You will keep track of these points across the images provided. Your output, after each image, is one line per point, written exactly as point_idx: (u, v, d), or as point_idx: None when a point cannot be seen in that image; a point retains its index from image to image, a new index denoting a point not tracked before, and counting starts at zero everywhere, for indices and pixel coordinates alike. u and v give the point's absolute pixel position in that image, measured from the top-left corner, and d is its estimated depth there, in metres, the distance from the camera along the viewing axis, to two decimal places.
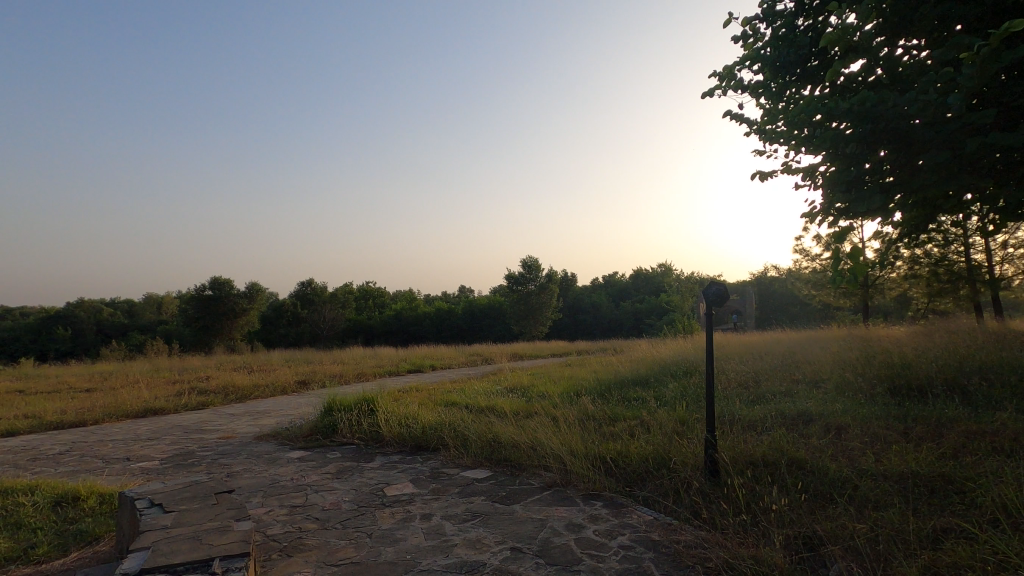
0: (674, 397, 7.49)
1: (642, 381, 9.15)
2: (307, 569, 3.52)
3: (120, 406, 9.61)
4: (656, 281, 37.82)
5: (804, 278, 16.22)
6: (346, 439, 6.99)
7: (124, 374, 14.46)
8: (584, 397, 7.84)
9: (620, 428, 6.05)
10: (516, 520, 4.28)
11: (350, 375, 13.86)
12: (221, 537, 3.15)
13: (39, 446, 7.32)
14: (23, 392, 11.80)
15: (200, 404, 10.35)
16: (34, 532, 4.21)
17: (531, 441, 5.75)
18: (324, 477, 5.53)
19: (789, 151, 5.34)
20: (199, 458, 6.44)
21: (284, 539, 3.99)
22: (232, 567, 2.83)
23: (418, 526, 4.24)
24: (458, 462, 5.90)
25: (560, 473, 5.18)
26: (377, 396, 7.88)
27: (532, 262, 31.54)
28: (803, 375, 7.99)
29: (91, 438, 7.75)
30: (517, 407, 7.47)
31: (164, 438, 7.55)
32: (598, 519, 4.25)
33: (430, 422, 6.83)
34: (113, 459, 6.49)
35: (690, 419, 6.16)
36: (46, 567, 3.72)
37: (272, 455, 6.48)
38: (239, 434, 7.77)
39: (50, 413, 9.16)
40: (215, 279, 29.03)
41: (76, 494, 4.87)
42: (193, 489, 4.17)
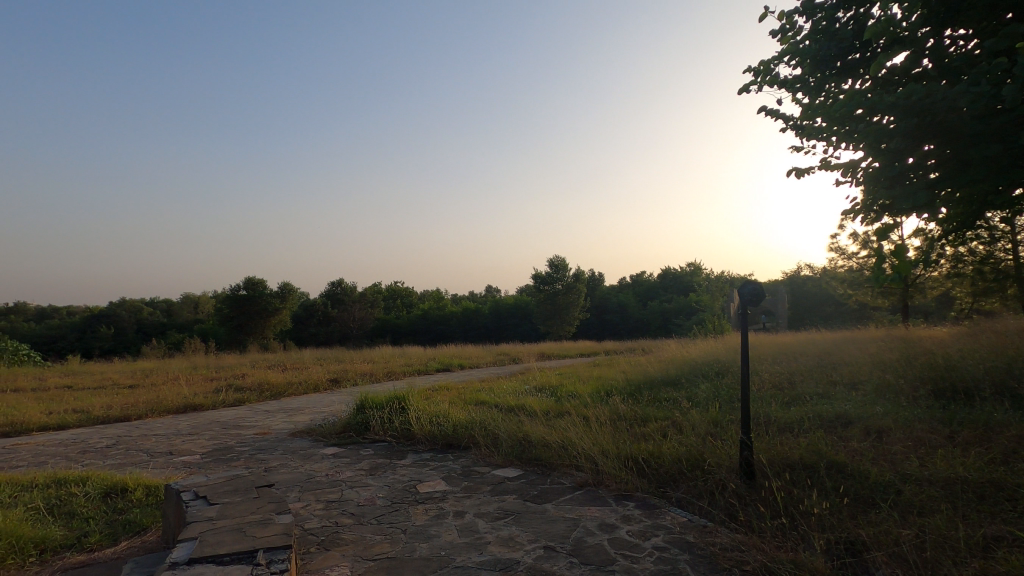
0: (706, 398, 7.38)
1: (672, 381, 9.05)
2: (345, 563, 3.60)
3: (161, 401, 9.95)
4: (684, 280, 37.31)
5: (840, 277, 15.77)
6: (378, 436, 7.10)
7: (164, 371, 15.02)
8: (615, 398, 7.78)
9: (652, 429, 5.99)
10: (548, 519, 4.28)
11: (380, 373, 14.05)
12: (263, 529, 3.24)
13: (88, 439, 7.64)
14: (72, 387, 12.34)
15: (237, 400, 10.66)
16: (86, 521, 4.40)
17: (561, 441, 5.75)
18: (358, 474, 5.63)
19: (828, 146, 5.20)
20: (237, 452, 6.63)
21: (322, 534, 4.08)
22: (275, 559, 2.90)
23: (452, 523, 4.28)
24: (489, 460, 5.94)
25: (592, 473, 5.17)
26: (407, 394, 7.96)
27: (558, 260, 31.55)
28: (840, 377, 7.78)
29: (136, 432, 8.06)
30: (547, 407, 7.46)
31: (204, 434, 7.80)
32: (631, 519, 4.22)
33: (461, 420, 6.88)
34: (157, 453, 6.73)
35: (723, 420, 6.07)
36: (98, 556, 3.88)
37: (307, 451, 6.63)
38: (275, 430, 7.97)
39: (97, 408, 9.55)
40: (249, 279, 29.80)
41: (124, 486, 5.06)
42: (234, 482, 4.30)
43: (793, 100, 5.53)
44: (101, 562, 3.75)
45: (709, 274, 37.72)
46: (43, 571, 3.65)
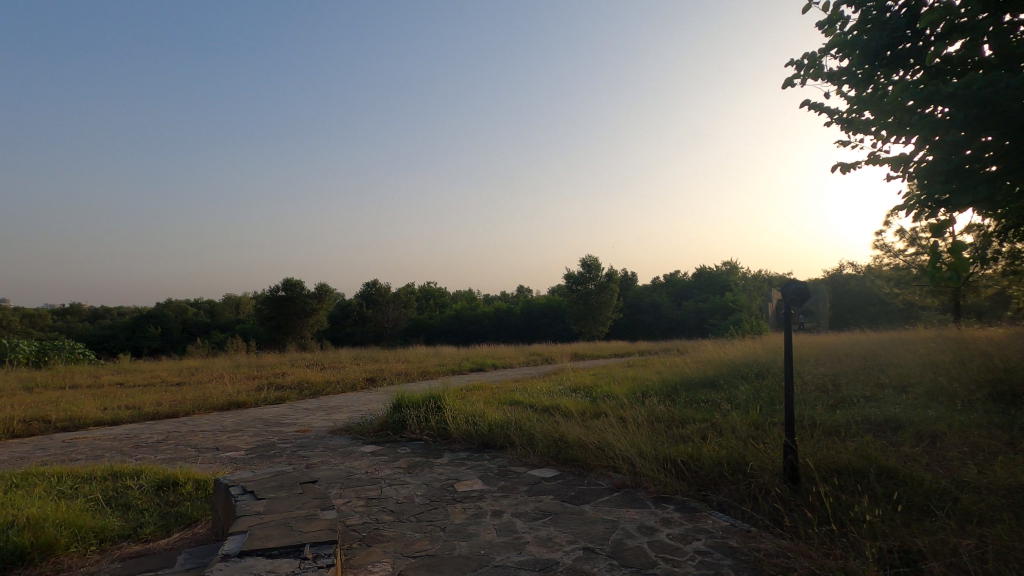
0: (746, 400, 7.21)
1: (710, 383, 8.87)
2: (386, 559, 3.66)
3: (207, 399, 10.30)
4: (720, 280, 36.54)
5: (886, 275, 15.18)
6: (415, 435, 7.18)
7: (209, 369, 15.53)
8: (651, 399, 7.68)
9: (691, 431, 5.89)
10: (586, 520, 4.25)
11: (415, 372, 14.22)
12: (309, 524, 3.33)
13: (139, 435, 7.97)
14: (124, 385, 12.85)
15: (278, 398, 10.95)
16: (141, 513, 4.60)
17: (598, 442, 5.70)
18: (396, 472, 5.72)
19: (877, 140, 5.00)
20: (280, 449, 6.82)
21: (363, 530, 4.16)
22: (321, 554, 2.97)
23: (490, 522, 4.31)
24: (525, 460, 5.94)
25: (630, 474, 5.12)
26: (443, 394, 8.02)
27: (590, 260, 31.41)
28: (888, 379, 7.49)
29: (184, 428, 8.37)
30: (583, 408, 7.42)
31: (248, 430, 8.04)
32: (671, 522, 4.16)
33: (497, 420, 6.90)
34: (205, 448, 6.98)
35: (765, 423, 5.92)
36: (153, 546, 4.05)
37: (347, 449, 6.77)
38: (315, 428, 8.15)
39: (148, 404, 9.95)
40: (288, 281, 30.55)
41: (175, 479, 5.27)
42: (280, 478, 4.43)
43: (839, 92, 5.34)
44: (156, 552, 3.92)
45: (746, 272, 36.84)
46: (103, 559, 3.84)
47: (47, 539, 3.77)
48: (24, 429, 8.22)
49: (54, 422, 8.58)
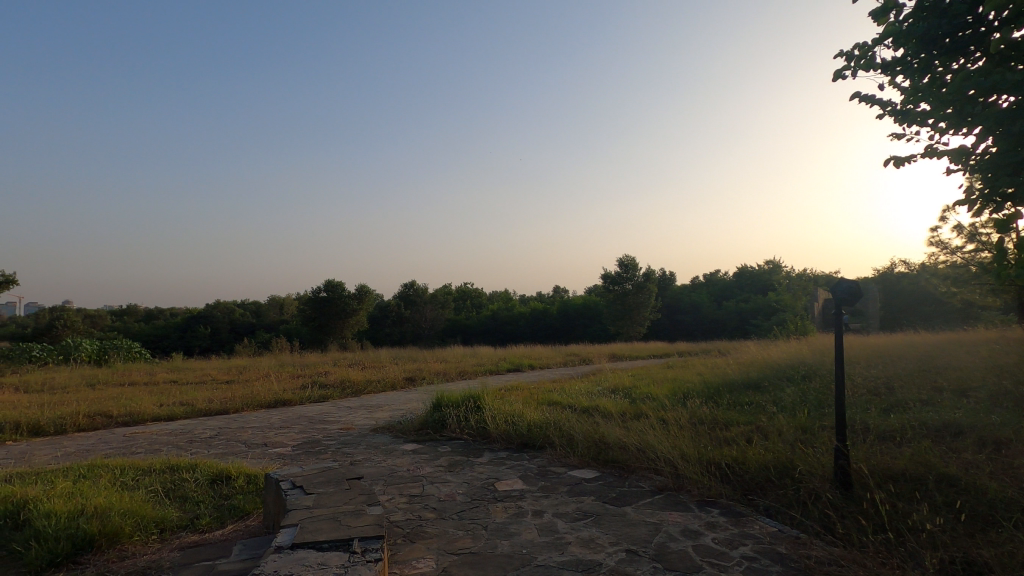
0: (793, 402, 7.01)
1: (754, 385, 8.64)
2: (429, 556, 3.71)
3: (255, 397, 10.68)
4: (763, 279, 35.51)
5: (943, 274, 14.44)
6: (454, 434, 7.25)
7: (255, 368, 16.08)
8: (693, 401, 7.53)
9: (735, 433, 5.76)
10: (629, 522, 4.22)
11: (453, 372, 14.36)
12: (357, 519, 3.42)
13: (193, 430, 8.32)
14: (177, 382, 13.46)
15: (321, 396, 11.24)
16: (198, 505, 4.81)
17: (639, 444, 5.64)
18: (438, 470, 5.79)
19: (934, 132, 4.76)
20: (325, 446, 7.01)
21: (407, 526, 4.24)
22: (369, 548, 3.05)
23: (531, 521, 4.32)
24: (565, 461, 5.93)
25: (672, 477, 5.04)
26: (482, 394, 8.08)
27: (628, 260, 30.98)
28: (947, 383, 7.13)
29: (234, 424, 8.70)
30: (624, 409, 7.35)
31: (294, 427, 8.30)
32: (716, 526, 4.08)
33: (536, 420, 6.90)
34: (254, 444, 7.23)
35: (813, 427, 5.74)
36: (209, 536, 4.23)
37: (388, 447, 6.89)
38: (357, 426, 8.34)
39: (199, 401, 10.38)
40: (329, 282, 31.32)
41: (228, 473, 5.49)
42: (327, 474, 4.55)
43: (892, 83, 5.12)
44: (211, 543, 4.09)
45: (790, 271, 35.73)
46: (164, 548, 4.03)
47: (112, 528, 3.98)
48: (88, 423, 8.70)
49: (115, 416, 9.05)
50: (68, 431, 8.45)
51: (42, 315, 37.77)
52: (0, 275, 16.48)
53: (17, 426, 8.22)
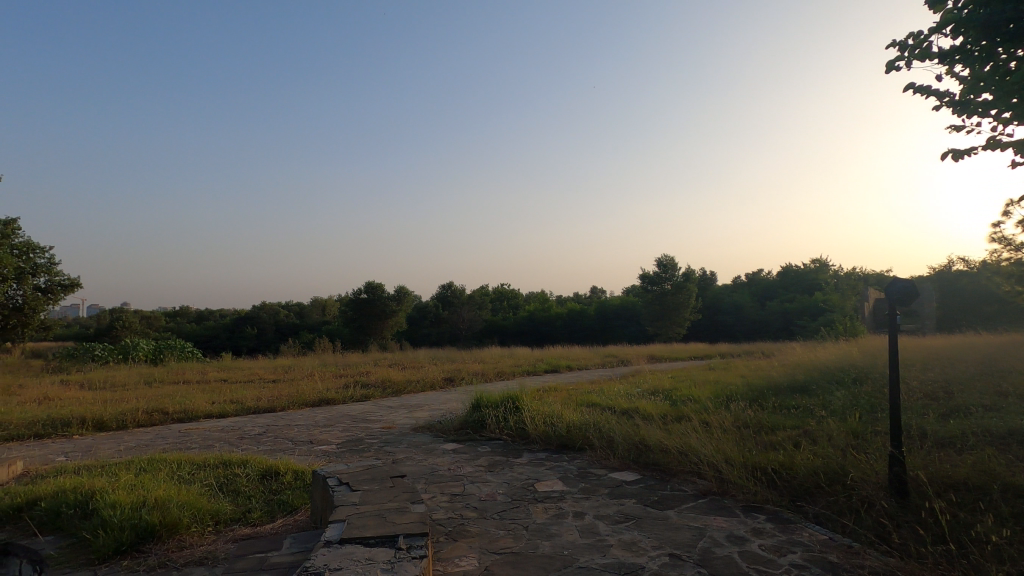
0: (843, 406, 6.76)
1: (801, 388, 8.38)
2: (472, 554, 3.76)
3: (300, 395, 11.01)
4: (809, 279, 34.35)
5: (1006, 272, 13.66)
6: (493, 434, 7.30)
7: (300, 367, 16.60)
8: (736, 403, 7.37)
9: (781, 438, 5.61)
10: (671, 526, 4.16)
11: (491, 373, 14.46)
12: (401, 516, 3.49)
13: (243, 427, 8.65)
14: (227, 381, 13.99)
15: (363, 396, 11.50)
16: (250, 499, 5.01)
17: (681, 446, 5.55)
18: (478, 470, 5.84)
19: (998, 122, 4.50)
20: (368, 444, 7.18)
21: (449, 525, 4.30)
22: (414, 544, 3.11)
23: (572, 522, 4.32)
24: (605, 463, 5.89)
25: (716, 481, 4.95)
26: (521, 394, 8.12)
27: (668, 260, 30.63)
28: (1012, 387, 6.73)
29: (281, 422, 9.00)
30: (665, 411, 7.24)
31: (338, 426, 8.52)
32: (762, 533, 3.98)
33: (575, 421, 6.88)
34: (300, 442, 7.46)
35: (865, 432, 5.53)
36: (261, 529, 4.40)
37: (429, 446, 7.00)
38: (398, 425, 8.49)
39: (248, 399, 10.79)
40: (369, 283, 32.03)
41: (277, 469, 5.69)
42: (371, 471, 4.67)
43: (951, 72, 4.86)
44: (263, 536, 4.25)
45: (838, 270, 34.42)
46: (219, 539, 4.22)
47: (171, 519, 4.18)
48: (146, 419, 9.15)
49: (170, 413, 9.50)
50: (129, 426, 8.91)
51: (102, 316, 39.95)
52: (65, 279, 17.55)
53: (83, 421, 8.73)
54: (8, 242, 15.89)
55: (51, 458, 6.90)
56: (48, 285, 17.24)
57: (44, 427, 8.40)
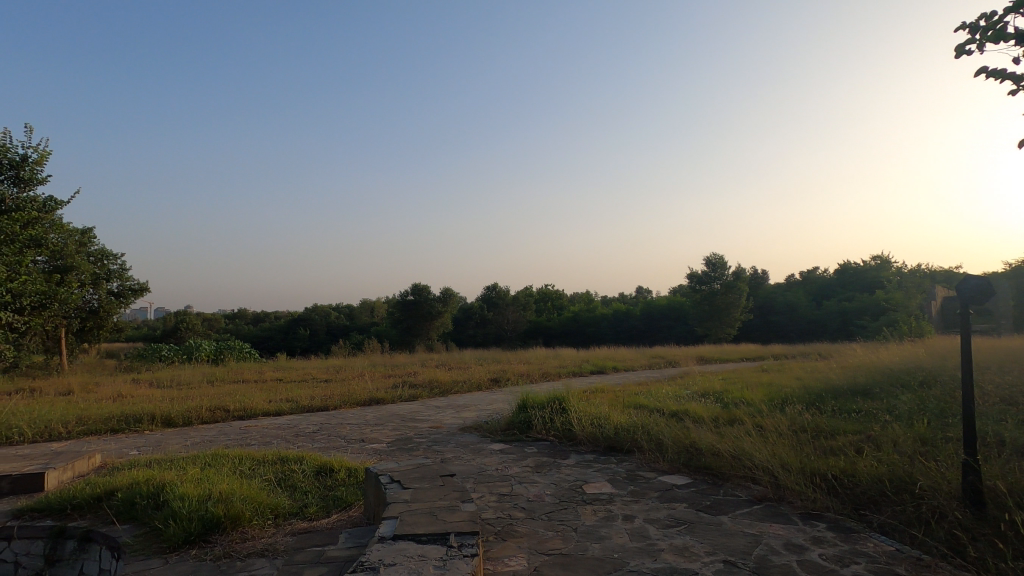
0: (909, 411, 6.40)
1: (863, 391, 7.99)
2: (521, 554, 3.77)
3: (352, 395, 11.34)
4: (869, 276, 32.70)
5: None
6: (540, 435, 7.30)
7: (351, 367, 17.09)
8: (793, 407, 7.09)
9: (842, 443, 5.36)
10: (725, 532, 4.05)
11: (537, 374, 14.47)
12: (451, 515, 3.54)
13: (299, 425, 8.98)
14: (283, 380, 14.57)
15: (411, 395, 11.74)
16: (306, 494, 5.20)
17: (734, 451, 5.38)
18: (525, 470, 5.85)
19: None
20: (417, 443, 7.31)
21: (498, 524, 4.33)
22: (465, 543, 3.15)
23: (622, 526, 4.27)
24: (655, 466, 5.79)
25: (772, 486, 4.78)
26: (567, 395, 8.08)
27: (716, 259, 29.78)
28: None
29: (334, 420, 9.28)
30: (716, 413, 7.06)
31: (388, 425, 8.71)
32: (823, 542, 3.82)
33: (623, 423, 6.79)
34: (352, 440, 7.68)
35: (935, 438, 5.21)
36: (318, 524, 4.56)
37: (476, 446, 7.07)
38: (446, 424, 8.62)
39: (303, 398, 11.19)
40: (415, 286, 32.65)
41: (331, 466, 5.89)
42: (421, 470, 4.76)
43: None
44: (319, 530, 4.40)
45: (901, 267, 32.61)
46: (278, 532, 4.39)
47: (234, 512, 4.37)
48: (210, 416, 9.64)
49: (231, 410, 9.96)
50: (194, 423, 9.41)
51: (169, 318, 42.45)
52: (136, 284, 18.69)
53: (153, 417, 9.27)
54: (85, 250, 17.08)
55: (125, 452, 7.36)
56: (120, 289, 18.40)
57: (120, 422, 8.99)
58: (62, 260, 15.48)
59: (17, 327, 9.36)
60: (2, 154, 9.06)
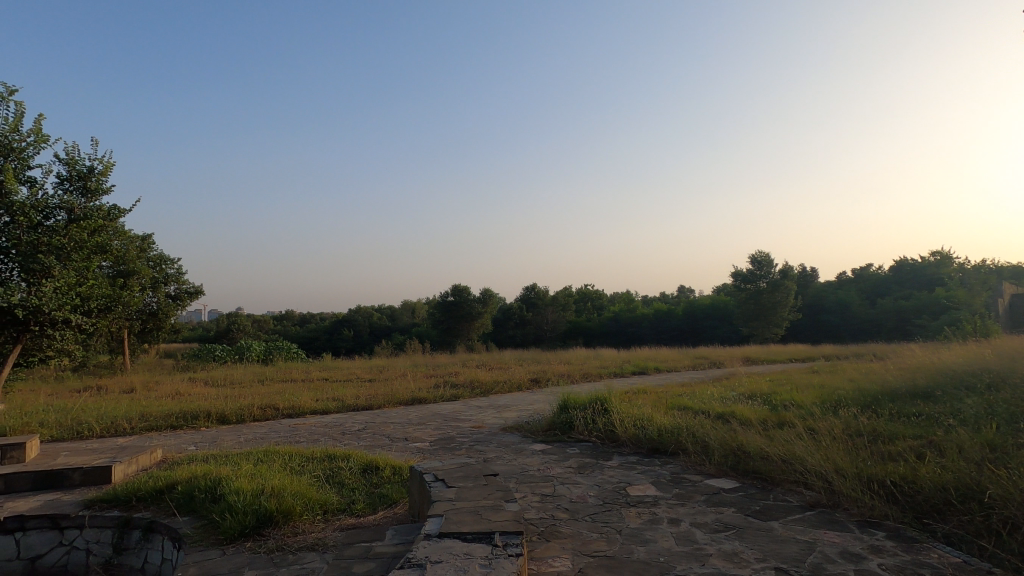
0: (975, 415, 6.03)
1: (924, 394, 7.57)
2: (565, 555, 3.76)
3: (395, 394, 11.56)
4: (928, 273, 31.03)
5: None
6: (582, 436, 7.25)
7: (393, 367, 17.42)
8: (846, 409, 6.80)
9: (902, 448, 5.11)
10: (776, 538, 3.92)
11: (577, 374, 14.38)
12: (496, 514, 3.56)
13: (345, 423, 9.21)
14: (329, 379, 14.99)
15: (452, 395, 11.86)
16: (353, 491, 5.33)
17: (785, 455, 5.21)
18: (568, 471, 5.82)
19: None
20: (459, 443, 7.38)
21: (541, 525, 4.33)
22: (510, 542, 3.16)
23: (667, 529, 4.19)
24: (700, 469, 5.66)
25: (825, 492, 4.60)
26: (609, 396, 8.00)
27: (762, 257, 28.89)
28: None
29: (379, 419, 9.48)
30: (764, 415, 6.84)
31: (431, 424, 8.82)
32: (882, 551, 3.65)
33: (667, 424, 6.67)
34: (396, 439, 7.82)
35: (1006, 445, 4.89)
36: (365, 520, 4.66)
37: (518, 446, 7.08)
38: (488, 424, 8.66)
39: (348, 397, 11.48)
40: (454, 287, 33.01)
41: (376, 464, 6.01)
42: (465, 469, 4.80)
43: None
44: (367, 526, 4.50)
45: (963, 262, 30.81)
46: (327, 527, 4.52)
47: (286, 506, 4.52)
48: (261, 414, 10.01)
49: (281, 408, 10.31)
50: (247, 420, 9.79)
51: (221, 320, 44.30)
52: (192, 286, 19.60)
53: (208, 415, 9.68)
54: (145, 255, 18.03)
55: (184, 447, 7.73)
56: (178, 292, 19.34)
57: (178, 419, 9.44)
58: (125, 265, 16.39)
59: (86, 329, 9.96)
60: (71, 166, 9.66)
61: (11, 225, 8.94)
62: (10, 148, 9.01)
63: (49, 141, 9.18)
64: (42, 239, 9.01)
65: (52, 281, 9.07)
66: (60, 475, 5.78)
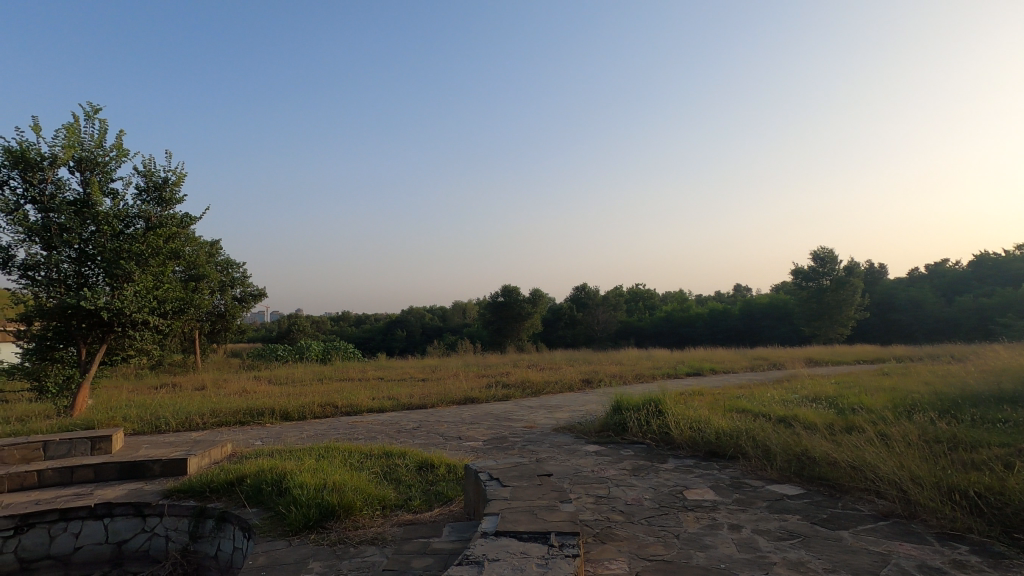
0: None
1: (1011, 399, 7.00)
2: (621, 558, 3.71)
3: (448, 393, 11.75)
4: (1013, 268, 28.72)
5: None
6: (636, 437, 7.14)
7: (445, 367, 17.69)
8: (923, 415, 6.38)
9: (986, 457, 4.76)
10: (846, 548, 3.73)
11: (630, 375, 14.16)
12: (551, 514, 3.56)
13: (400, 421, 9.44)
14: (384, 379, 15.39)
15: (504, 395, 11.94)
16: (410, 487, 5.46)
17: (854, 461, 4.95)
18: (622, 473, 5.75)
19: None
20: (511, 442, 7.41)
21: (596, 526, 4.29)
22: (566, 543, 3.15)
23: (727, 535, 4.06)
24: (762, 474, 5.46)
25: (900, 502, 4.34)
26: (663, 397, 7.83)
27: (826, 253, 27.54)
28: None
29: (432, 418, 9.66)
30: (831, 419, 6.51)
31: (483, 423, 8.92)
32: (965, 566, 3.41)
33: (725, 427, 6.47)
34: (450, 437, 7.94)
35: None
36: (421, 516, 4.76)
37: (572, 446, 7.05)
38: (539, 424, 8.67)
39: (402, 396, 11.76)
40: (505, 287, 33.21)
41: (431, 462, 6.13)
42: (519, 468, 4.82)
43: None
44: (423, 522, 4.60)
45: None
46: (385, 522, 4.64)
47: (347, 501, 4.68)
48: (322, 411, 10.41)
49: (340, 406, 10.68)
50: (308, 417, 10.19)
51: (283, 320, 46.31)
52: (255, 289, 20.62)
53: (273, 412, 10.15)
54: (214, 260, 19.08)
55: (251, 442, 8.14)
56: (243, 295, 20.39)
57: (246, 415, 9.94)
58: (196, 269, 17.41)
59: (163, 329, 10.58)
60: (148, 177, 10.33)
61: (96, 234, 9.66)
62: (95, 162, 9.75)
63: (129, 154, 9.86)
64: (123, 246, 9.68)
65: (133, 285, 9.72)
66: (143, 466, 6.20)
